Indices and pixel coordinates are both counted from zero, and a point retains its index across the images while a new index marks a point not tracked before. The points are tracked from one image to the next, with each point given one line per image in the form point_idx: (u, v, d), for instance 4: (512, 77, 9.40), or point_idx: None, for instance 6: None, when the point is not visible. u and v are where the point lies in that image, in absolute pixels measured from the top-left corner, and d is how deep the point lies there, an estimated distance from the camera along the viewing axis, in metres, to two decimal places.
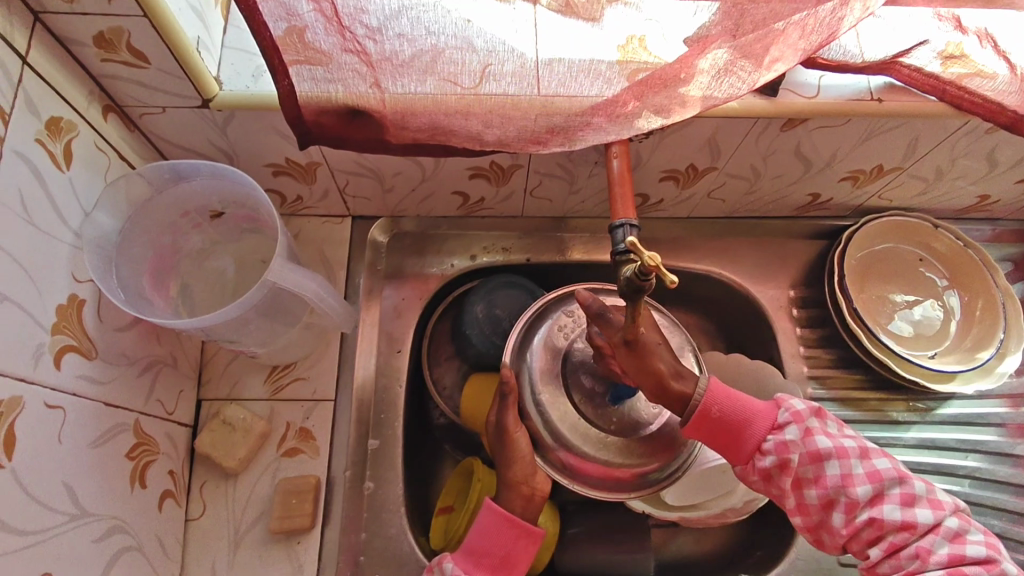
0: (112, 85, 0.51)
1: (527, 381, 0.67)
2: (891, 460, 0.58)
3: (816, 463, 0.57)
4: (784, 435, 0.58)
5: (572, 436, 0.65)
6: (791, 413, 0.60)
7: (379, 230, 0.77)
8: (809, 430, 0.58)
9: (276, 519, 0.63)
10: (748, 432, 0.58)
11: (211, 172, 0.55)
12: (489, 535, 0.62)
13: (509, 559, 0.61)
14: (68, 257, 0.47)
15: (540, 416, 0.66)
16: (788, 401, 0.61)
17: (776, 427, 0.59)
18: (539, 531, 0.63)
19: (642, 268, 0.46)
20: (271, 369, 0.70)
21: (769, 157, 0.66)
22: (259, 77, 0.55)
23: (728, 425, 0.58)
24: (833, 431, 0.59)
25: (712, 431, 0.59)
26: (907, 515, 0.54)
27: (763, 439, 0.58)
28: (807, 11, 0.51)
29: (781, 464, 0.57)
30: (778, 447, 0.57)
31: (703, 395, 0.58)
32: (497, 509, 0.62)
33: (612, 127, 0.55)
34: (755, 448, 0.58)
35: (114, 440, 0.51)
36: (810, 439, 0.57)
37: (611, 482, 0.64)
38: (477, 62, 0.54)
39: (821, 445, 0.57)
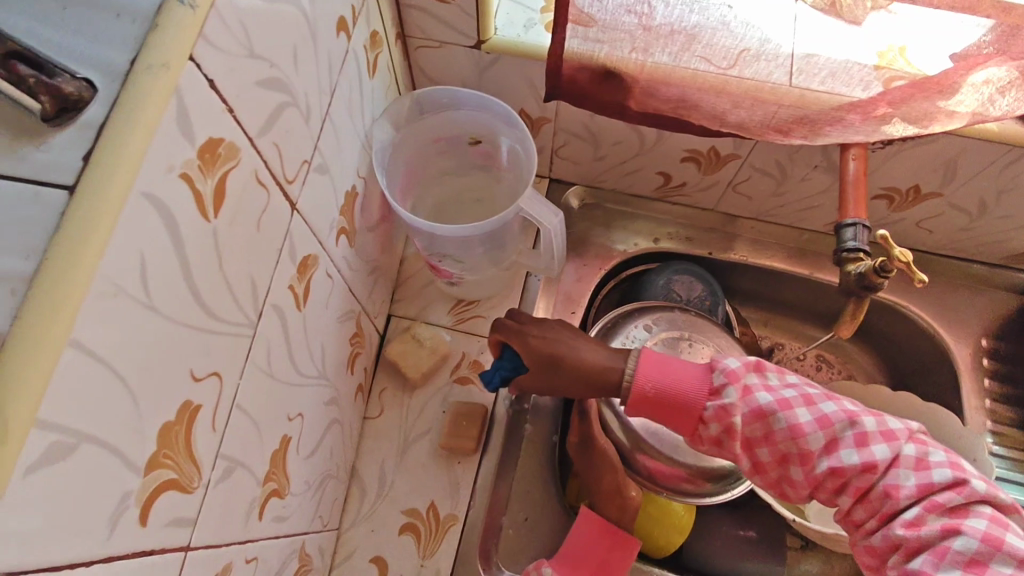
0: (410, 14, 0.58)
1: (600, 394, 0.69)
2: (838, 402, 0.49)
3: (761, 420, 0.48)
4: (722, 398, 0.49)
5: (651, 443, 0.68)
6: (726, 374, 0.50)
7: (574, 195, 0.81)
8: (748, 388, 0.49)
9: (446, 435, 0.67)
10: (685, 401, 0.50)
11: (475, 105, 0.59)
12: (582, 542, 0.64)
13: (604, 566, 0.62)
14: (358, 153, 0.52)
15: (618, 426, 0.69)
16: (722, 360, 0.52)
17: (713, 392, 0.50)
18: (634, 542, 0.64)
19: (884, 264, 0.49)
20: (456, 302, 0.75)
21: (1005, 192, 0.63)
22: (530, 28, 0.60)
23: (665, 400, 0.51)
24: (774, 382, 0.50)
25: (650, 407, 0.52)
26: (866, 456, 0.46)
27: (702, 407, 0.50)
28: None
29: (726, 431, 0.49)
30: (718, 414, 0.49)
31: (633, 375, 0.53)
32: (592, 517, 0.64)
33: (864, 127, 0.56)
34: (698, 419, 0.50)
35: (347, 323, 0.57)
36: (749, 397, 0.49)
37: (693, 484, 0.68)
38: (747, 44, 0.55)
39: (762, 401, 0.49)
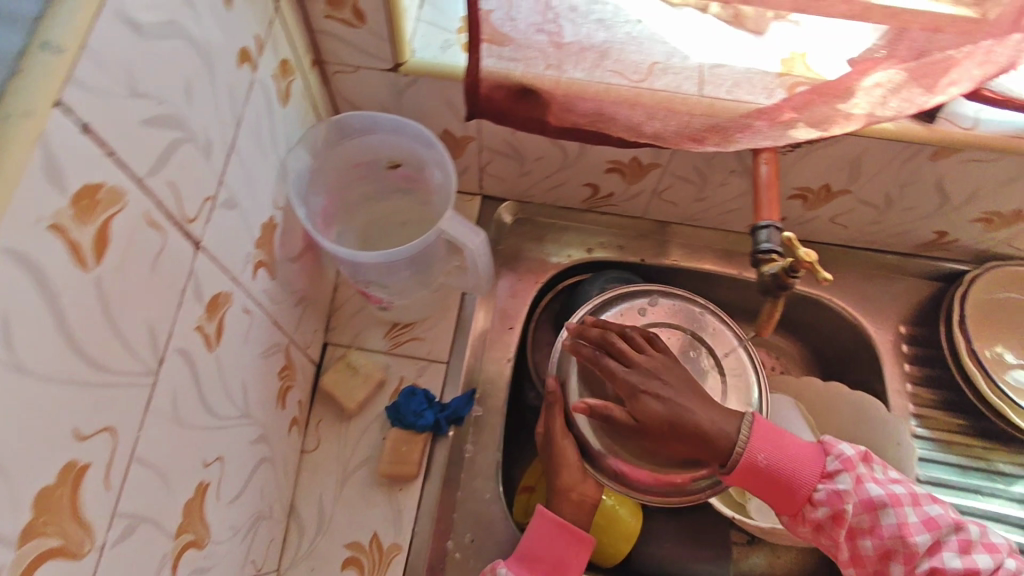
0: (323, 40, 0.56)
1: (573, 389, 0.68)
2: (940, 505, 0.58)
3: (871, 512, 0.57)
4: (836, 485, 0.58)
5: (616, 443, 0.66)
6: (841, 459, 0.59)
7: (506, 211, 0.81)
8: (859, 477, 0.58)
9: (386, 463, 0.66)
10: (797, 481, 0.58)
11: (393, 129, 0.59)
12: (543, 542, 0.63)
13: (561, 564, 0.63)
14: (273, 184, 0.51)
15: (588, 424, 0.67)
16: (836, 445, 0.60)
17: (827, 475, 0.58)
18: (589, 539, 0.64)
19: (793, 265, 0.50)
20: (391, 326, 0.75)
21: (906, 187, 0.67)
22: (446, 49, 0.60)
23: (777, 478, 0.58)
24: (880, 475, 0.59)
25: (763, 482, 0.58)
26: (967, 561, 0.55)
27: (814, 489, 0.58)
28: (994, 40, 0.47)
29: (833, 516, 0.57)
30: (830, 498, 0.57)
31: (747, 446, 0.58)
32: (549, 515, 0.64)
33: (771, 132, 0.57)
34: (807, 499, 0.58)
35: (274, 358, 0.55)
36: (861, 487, 0.57)
37: (668, 488, 0.65)
38: (652, 57, 0.56)
39: (873, 493, 0.57)
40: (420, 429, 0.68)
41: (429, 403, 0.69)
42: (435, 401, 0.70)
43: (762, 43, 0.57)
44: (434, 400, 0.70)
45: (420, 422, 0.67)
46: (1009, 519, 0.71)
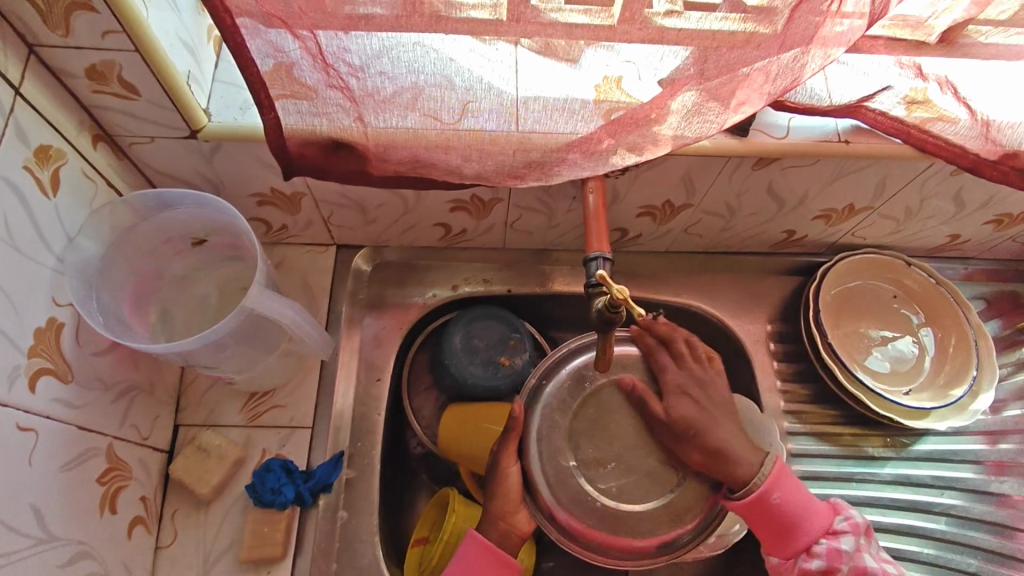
0: (103, 115, 0.53)
1: (535, 424, 0.62)
2: None
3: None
4: (839, 542, 0.59)
5: (576, 501, 0.60)
6: (847, 522, 0.61)
7: (363, 258, 0.78)
8: (860, 545, 0.59)
9: (246, 548, 0.62)
10: (803, 528, 0.59)
11: (195, 202, 0.58)
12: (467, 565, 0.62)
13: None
14: (50, 282, 0.50)
15: (540, 464, 0.61)
16: (844, 508, 0.62)
17: (831, 532, 0.59)
18: (515, 565, 0.63)
19: (611, 301, 0.48)
20: (249, 396, 0.69)
21: (743, 195, 0.68)
22: (246, 110, 0.56)
23: (784, 516, 0.59)
24: (879, 553, 0.60)
25: (764, 516, 0.59)
26: None
27: (815, 540, 0.59)
28: (770, 58, 0.51)
29: (826, 569, 0.58)
30: (829, 553, 0.58)
31: (764, 480, 0.59)
32: (478, 538, 0.62)
33: (587, 163, 0.56)
34: (805, 547, 0.59)
35: (84, 465, 0.52)
36: (859, 553, 0.59)
37: (608, 548, 0.59)
38: (457, 99, 0.53)
39: (868, 562, 0.58)
40: (282, 506, 0.64)
41: (289, 475, 0.65)
42: (298, 471, 0.66)
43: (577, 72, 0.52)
44: (296, 471, 0.66)
45: (278, 499, 0.64)
46: (880, 502, 0.74)
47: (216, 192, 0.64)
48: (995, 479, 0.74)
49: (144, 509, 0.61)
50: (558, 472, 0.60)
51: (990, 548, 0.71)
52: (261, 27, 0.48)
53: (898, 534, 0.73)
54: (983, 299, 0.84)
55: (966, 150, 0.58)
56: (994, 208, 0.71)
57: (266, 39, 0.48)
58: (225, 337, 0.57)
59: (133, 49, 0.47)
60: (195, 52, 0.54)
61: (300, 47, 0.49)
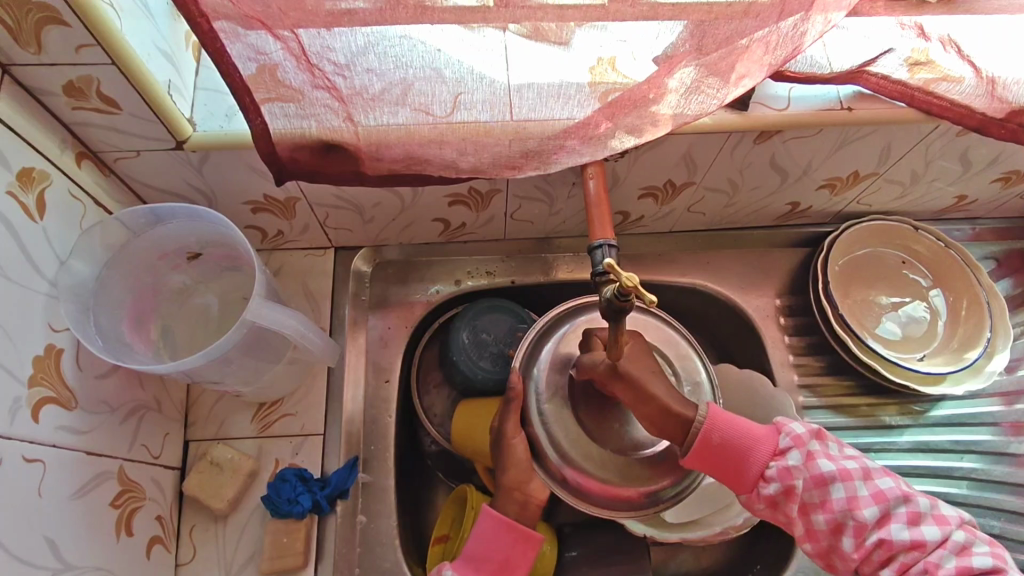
0: (86, 132, 0.52)
1: (534, 391, 0.61)
2: (895, 480, 0.56)
3: (820, 487, 0.55)
4: (787, 460, 0.56)
5: (578, 453, 0.59)
6: (791, 437, 0.58)
7: (362, 260, 0.77)
8: (810, 453, 0.56)
9: (267, 560, 0.62)
10: (749, 458, 0.56)
11: (188, 215, 0.57)
12: (487, 540, 0.60)
13: (508, 563, 0.60)
14: (44, 307, 0.48)
15: (546, 430, 0.60)
16: (787, 423, 0.59)
17: (777, 453, 0.57)
18: (535, 535, 0.61)
19: (621, 290, 0.46)
20: (258, 407, 0.68)
21: (745, 169, 0.67)
22: (233, 117, 0.55)
23: (729, 453, 0.56)
24: (833, 452, 0.57)
25: (723, 461, 0.56)
26: (915, 533, 0.53)
27: (765, 466, 0.56)
28: (769, 28, 0.50)
29: (785, 490, 0.56)
30: (781, 473, 0.56)
31: (701, 425, 0.56)
32: (496, 513, 0.60)
33: (586, 149, 0.54)
34: (759, 476, 0.56)
35: (96, 489, 0.51)
36: (811, 463, 0.56)
37: (613, 500, 0.58)
38: (448, 92, 0.51)
39: (824, 469, 0.55)
40: (299, 515, 0.63)
41: (305, 484, 0.65)
42: (313, 479, 0.65)
43: (568, 56, 0.51)
44: (312, 479, 0.65)
45: (296, 509, 0.63)
46: (901, 471, 0.73)
47: (208, 203, 0.63)
48: (1014, 440, 0.73)
49: (161, 528, 0.60)
50: (561, 427, 0.60)
51: (1015, 510, 0.69)
52: (240, 29, 0.46)
53: None
54: (993, 259, 0.82)
55: (972, 109, 0.56)
56: (1000, 166, 0.70)
57: (246, 43, 0.46)
58: (229, 352, 0.56)
59: (110, 62, 0.45)
60: (174, 59, 0.52)
61: (282, 48, 0.47)
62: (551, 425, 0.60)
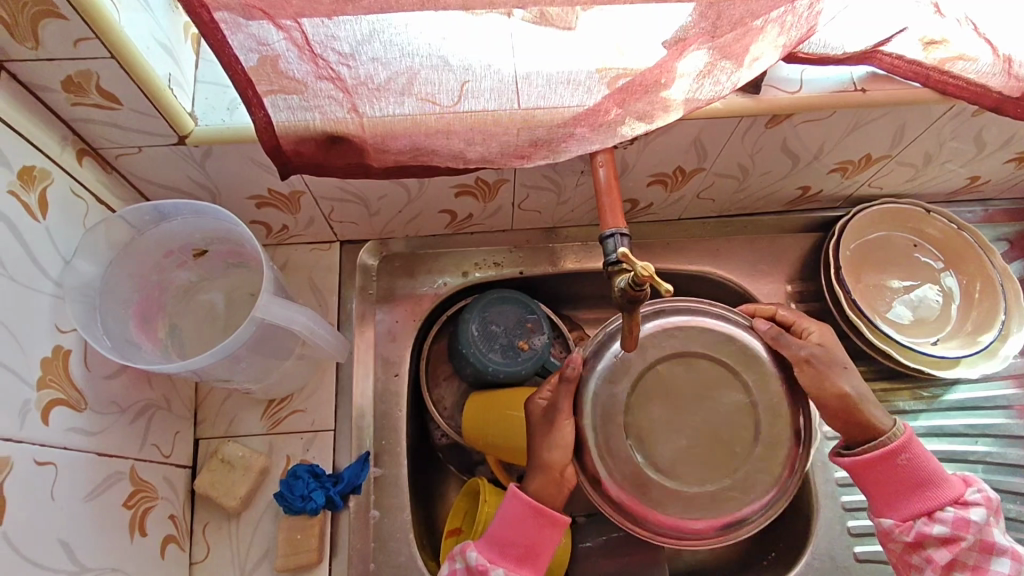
0: (87, 129, 0.51)
1: (592, 386, 0.55)
2: None
3: (984, 552, 0.56)
4: (969, 513, 0.56)
5: (631, 471, 0.53)
6: (982, 495, 0.58)
7: (368, 252, 0.76)
8: (991, 521, 0.57)
9: (282, 557, 0.61)
10: (927, 492, 0.57)
11: (193, 211, 0.56)
12: (512, 524, 0.58)
13: (534, 548, 0.58)
14: (50, 308, 0.48)
15: (594, 434, 0.55)
16: (977, 482, 0.59)
17: (963, 503, 0.57)
18: (563, 518, 0.59)
19: (635, 279, 0.45)
20: (268, 403, 0.68)
21: (756, 154, 0.65)
22: (235, 110, 0.54)
23: (912, 476, 0.57)
24: (1002, 535, 0.58)
25: (887, 473, 0.57)
26: None
27: (939, 507, 0.56)
28: (784, 7, 0.49)
29: (948, 537, 0.56)
30: (956, 522, 0.56)
31: (897, 437, 0.57)
32: (522, 497, 0.58)
33: (596, 136, 0.53)
34: (925, 513, 0.56)
35: (109, 490, 0.51)
36: (987, 528, 0.56)
37: (673, 529, 0.53)
38: (455, 81, 0.50)
39: (994, 539, 0.56)
40: (312, 512, 0.63)
41: (317, 480, 0.64)
42: (326, 475, 0.65)
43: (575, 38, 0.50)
44: (324, 475, 0.65)
45: (309, 505, 0.62)
46: None
47: (212, 199, 0.62)
48: None
49: (175, 527, 0.60)
50: (603, 408, 0.55)
51: None
52: (241, 20, 0.45)
53: None
54: (1006, 241, 0.81)
55: (988, 88, 0.56)
56: (1014, 146, 0.69)
57: (248, 33, 0.45)
58: (240, 349, 0.56)
59: (108, 56, 0.44)
60: (173, 52, 0.51)
61: (285, 38, 0.46)
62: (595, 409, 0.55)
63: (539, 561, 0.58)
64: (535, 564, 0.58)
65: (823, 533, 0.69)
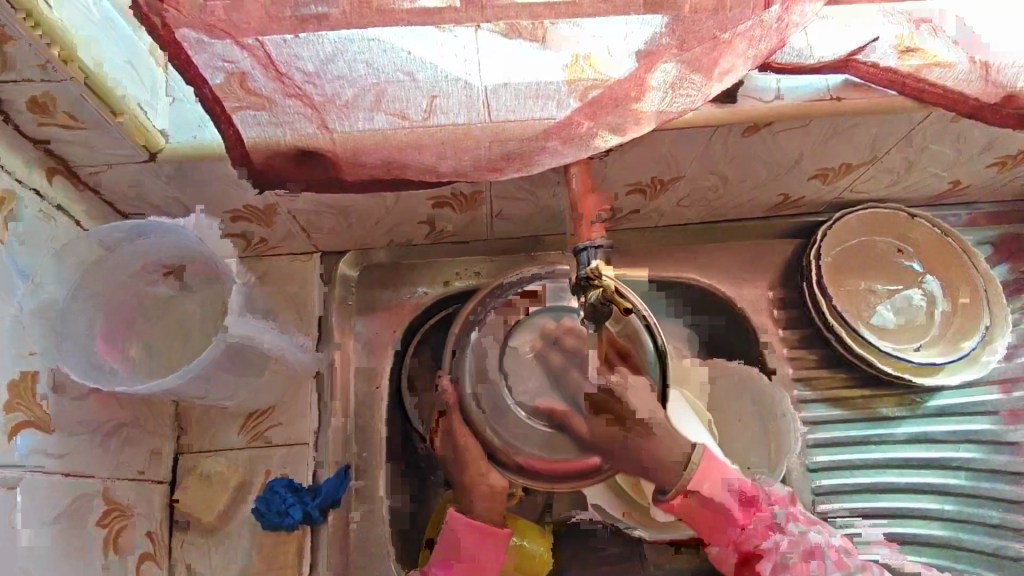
0: (54, 149, 0.51)
1: (468, 389, 0.68)
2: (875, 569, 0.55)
3: (807, 558, 0.53)
4: (780, 535, 0.55)
5: (530, 445, 0.65)
6: (784, 509, 0.58)
7: (349, 263, 0.75)
8: (800, 525, 0.56)
9: (259, 572, 0.62)
10: (736, 516, 0.56)
11: (163, 230, 0.56)
12: (453, 542, 0.60)
13: (477, 563, 0.59)
14: (12, 332, 0.48)
15: (486, 421, 0.66)
16: (779, 495, 0.59)
17: (770, 518, 0.56)
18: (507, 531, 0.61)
19: (603, 296, 0.51)
20: (247, 417, 0.67)
21: (732, 163, 0.65)
22: (204, 123, 0.53)
23: (719, 505, 0.56)
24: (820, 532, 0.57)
25: (699, 512, 0.56)
26: None
27: (756, 526, 0.55)
28: (752, 20, 0.47)
29: (771, 553, 0.54)
30: (772, 536, 0.54)
31: (692, 472, 0.55)
32: (458, 516, 0.60)
33: (567, 149, 0.53)
34: (747, 536, 0.55)
35: (78, 513, 0.51)
36: (802, 534, 0.55)
37: (570, 475, 0.64)
38: (422, 96, 0.50)
39: (811, 541, 0.55)
40: (290, 527, 0.63)
41: (295, 494, 0.64)
42: (304, 488, 0.65)
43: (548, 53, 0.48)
44: (303, 489, 0.65)
45: (286, 521, 0.63)
46: (896, 463, 0.73)
47: (187, 214, 0.62)
48: (1013, 428, 0.73)
49: (152, 544, 0.60)
50: (496, 402, 0.67)
51: (1012, 499, 0.70)
52: (204, 39, 0.44)
53: (919, 494, 0.72)
54: (990, 244, 0.81)
55: (965, 95, 0.55)
56: (994, 151, 0.68)
57: (211, 52, 0.45)
58: (209, 369, 0.56)
59: (71, 78, 0.44)
60: (141, 70, 0.51)
61: (249, 57, 0.45)
62: (484, 407, 0.67)
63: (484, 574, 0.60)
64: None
65: None
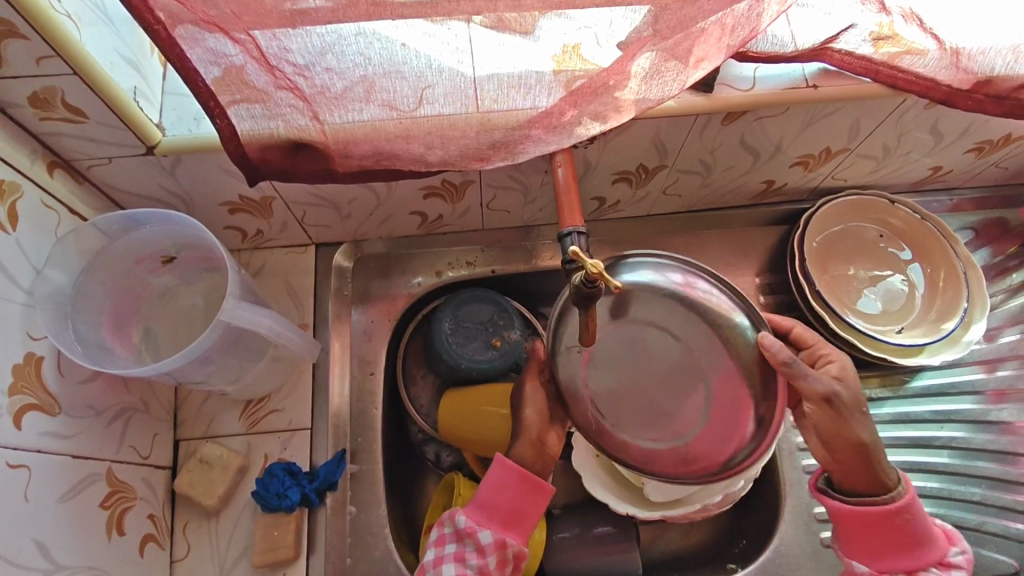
0: (56, 142, 0.53)
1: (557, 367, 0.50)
2: None
3: None
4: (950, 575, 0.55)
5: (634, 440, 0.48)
6: (962, 557, 0.57)
7: (343, 255, 0.78)
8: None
9: (258, 553, 0.63)
10: (911, 553, 0.56)
11: (162, 219, 0.58)
12: (498, 489, 0.60)
13: (518, 511, 0.60)
14: (21, 317, 0.49)
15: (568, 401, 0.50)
16: (962, 541, 0.58)
17: (943, 564, 0.56)
18: (548, 487, 0.61)
19: (587, 278, 0.43)
20: (246, 404, 0.69)
21: (715, 150, 0.67)
22: (201, 119, 0.55)
23: (897, 535, 0.56)
24: None
25: (864, 528, 0.56)
26: None
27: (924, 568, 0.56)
28: (724, 11, 0.50)
29: None
30: None
31: (908, 494, 0.56)
32: (508, 464, 0.60)
33: (551, 138, 0.55)
34: (907, 569, 0.56)
35: (84, 492, 0.53)
36: None
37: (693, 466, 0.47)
38: (410, 88, 0.52)
39: None
40: (288, 509, 0.64)
41: (293, 478, 0.66)
42: (302, 472, 0.67)
43: (532, 43, 0.51)
44: (300, 473, 0.66)
45: (284, 503, 0.64)
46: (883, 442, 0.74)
47: (185, 206, 0.64)
48: (995, 407, 0.75)
49: (154, 526, 0.61)
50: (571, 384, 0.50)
51: (994, 476, 0.72)
52: (200, 35, 0.46)
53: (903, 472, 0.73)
54: (972, 230, 0.83)
55: (937, 82, 0.57)
56: (973, 136, 0.70)
57: (205, 47, 0.47)
58: (208, 354, 0.58)
59: (71, 71, 0.46)
60: (138, 65, 0.53)
61: (242, 51, 0.47)
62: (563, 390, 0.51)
63: (524, 524, 0.60)
64: (519, 528, 0.60)
65: (789, 521, 0.71)
